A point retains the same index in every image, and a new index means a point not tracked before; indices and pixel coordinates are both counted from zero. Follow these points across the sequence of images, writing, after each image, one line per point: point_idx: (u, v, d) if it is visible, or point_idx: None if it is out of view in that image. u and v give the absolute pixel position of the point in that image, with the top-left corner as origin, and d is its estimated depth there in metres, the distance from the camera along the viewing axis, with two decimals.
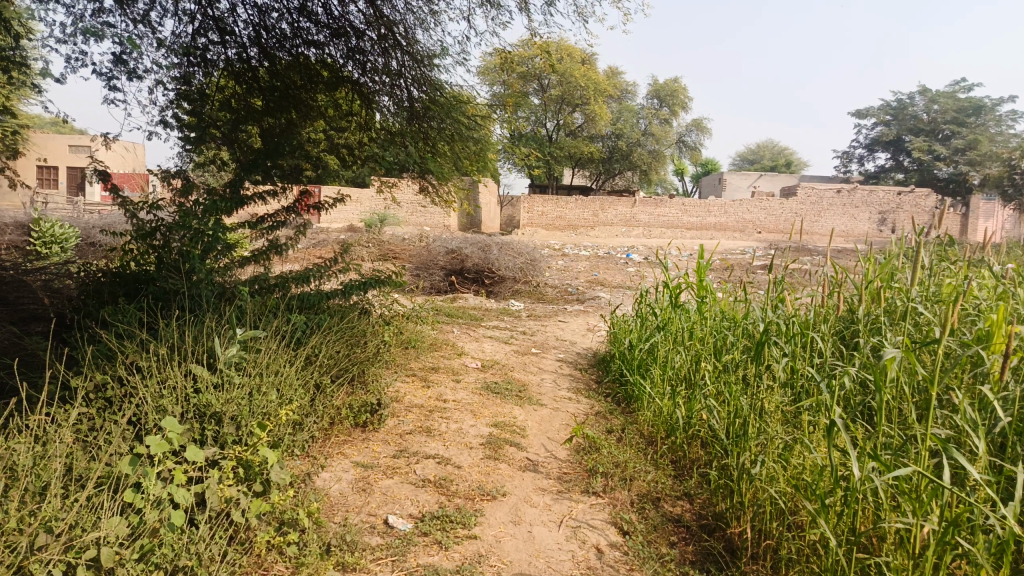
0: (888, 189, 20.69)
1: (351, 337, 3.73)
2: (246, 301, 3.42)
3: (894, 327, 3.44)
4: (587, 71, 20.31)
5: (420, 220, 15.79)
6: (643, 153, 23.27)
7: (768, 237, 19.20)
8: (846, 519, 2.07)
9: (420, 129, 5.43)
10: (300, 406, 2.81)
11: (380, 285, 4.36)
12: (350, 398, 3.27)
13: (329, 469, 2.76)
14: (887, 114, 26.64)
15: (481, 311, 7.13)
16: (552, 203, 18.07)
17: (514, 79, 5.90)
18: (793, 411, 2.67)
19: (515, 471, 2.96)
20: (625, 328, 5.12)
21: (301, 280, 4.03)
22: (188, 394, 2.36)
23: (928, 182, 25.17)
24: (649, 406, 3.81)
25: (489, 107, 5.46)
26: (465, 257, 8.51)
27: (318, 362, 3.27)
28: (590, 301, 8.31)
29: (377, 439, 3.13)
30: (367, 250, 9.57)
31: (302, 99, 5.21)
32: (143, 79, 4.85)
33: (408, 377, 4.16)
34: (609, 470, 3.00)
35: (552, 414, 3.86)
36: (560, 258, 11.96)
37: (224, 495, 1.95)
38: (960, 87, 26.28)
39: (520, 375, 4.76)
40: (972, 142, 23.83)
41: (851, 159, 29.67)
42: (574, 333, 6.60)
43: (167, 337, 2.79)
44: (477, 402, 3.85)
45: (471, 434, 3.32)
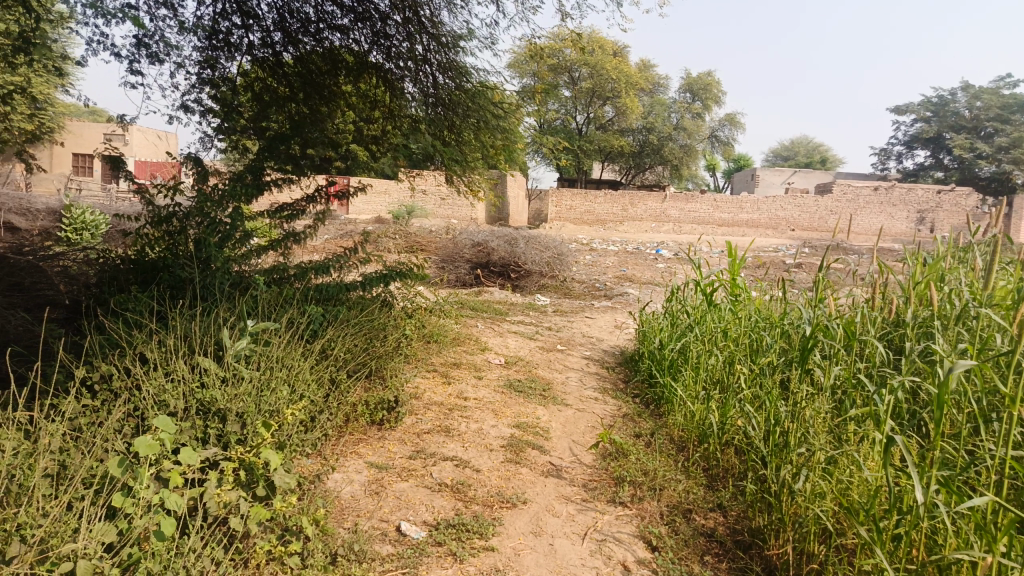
0: (928, 187, 20.09)
1: (370, 330, 3.59)
2: (262, 291, 3.30)
3: (946, 332, 3.21)
4: (619, 64, 20.02)
5: (447, 213, 15.65)
6: (675, 148, 22.90)
7: (803, 235, 18.76)
8: (903, 547, 1.89)
9: (447, 118, 5.29)
10: (312, 403, 2.68)
11: (402, 277, 4.21)
12: (367, 395, 3.13)
13: (342, 469, 2.63)
14: (928, 110, 25.91)
15: (505, 306, 6.97)
16: (581, 198, 17.84)
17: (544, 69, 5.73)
18: (839, 421, 2.48)
19: (537, 476, 2.79)
20: (654, 325, 4.93)
21: (320, 270, 3.91)
22: (192, 389, 2.24)
23: (969, 181, 24.43)
24: (680, 409, 3.62)
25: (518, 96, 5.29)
26: (491, 250, 8.34)
27: (334, 356, 3.13)
28: (618, 297, 8.11)
29: (393, 439, 2.98)
30: (392, 242, 9.47)
31: (326, 85, 5.12)
32: (166, 63, 4.75)
33: (429, 372, 4.02)
34: (638, 479, 2.82)
35: (577, 416, 3.68)
36: (588, 253, 11.75)
37: (222, 500, 1.81)
38: (1006, 83, 25.43)
39: (544, 373, 4.59)
40: (1017, 140, 23.04)
41: (889, 156, 28.96)
42: (601, 330, 6.42)
43: (175, 328, 2.68)
44: (500, 401, 3.69)
45: (492, 435, 3.16)
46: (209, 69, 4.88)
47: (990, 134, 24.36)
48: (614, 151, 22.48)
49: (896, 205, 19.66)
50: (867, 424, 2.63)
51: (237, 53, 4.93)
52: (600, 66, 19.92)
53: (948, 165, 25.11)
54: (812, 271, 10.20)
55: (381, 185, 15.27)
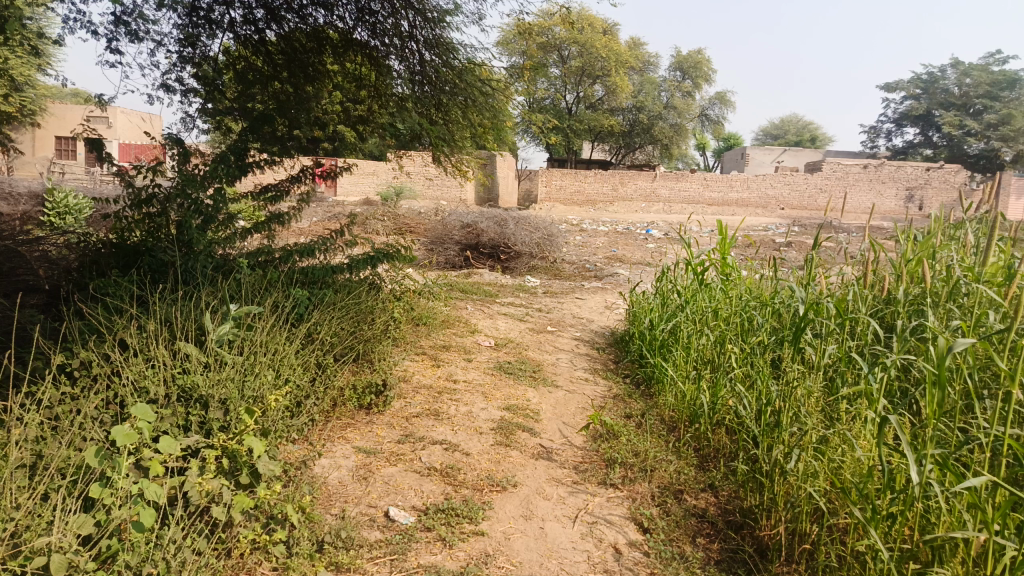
0: (917, 165, 20.10)
1: (357, 313, 3.54)
2: (245, 275, 3.25)
3: (937, 310, 3.19)
4: (609, 42, 19.85)
5: (436, 194, 15.54)
6: (665, 127, 22.78)
7: (792, 214, 18.75)
8: (897, 527, 1.87)
9: (435, 98, 5.20)
10: (298, 388, 2.64)
11: (389, 259, 4.16)
12: (354, 379, 3.09)
13: (329, 455, 2.59)
14: (917, 87, 25.86)
15: (495, 287, 6.92)
16: (571, 178, 17.75)
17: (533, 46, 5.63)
18: (831, 400, 2.45)
19: (527, 459, 2.77)
20: (645, 306, 4.90)
21: (306, 252, 3.85)
22: (172, 375, 2.19)
23: (958, 158, 24.46)
24: (671, 389, 3.59)
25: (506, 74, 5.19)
26: (481, 231, 8.27)
27: (320, 340, 3.09)
28: (609, 278, 8.07)
29: (382, 423, 2.94)
30: (381, 224, 9.39)
31: (311, 63, 5.06)
32: (145, 41, 4.63)
33: (418, 355, 3.98)
34: (629, 460, 2.80)
35: (568, 397, 3.66)
36: (578, 234, 11.68)
37: (203, 488, 1.77)
38: (995, 60, 25.38)
39: (535, 354, 4.56)
40: (1006, 117, 23.06)
41: (879, 134, 28.95)
42: (592, 311, 6.39)
43: (156, 312, 2.62)
44: (490, 383, 3.66)
45: (482, 418, 3.12)
46: (190, 47, 4.78)
47: (979, 111, 24.35)
48: (604, 131, 22.35)
49: (885, 183, 19.67)
50: (860, 403, 2.61)
51: (219, 30, 4.79)
52: (590, 45, 19.75)
53: (937, 143, 25.12)
54: (802, 249, 10.18)
55: (369, 167, 15.13)
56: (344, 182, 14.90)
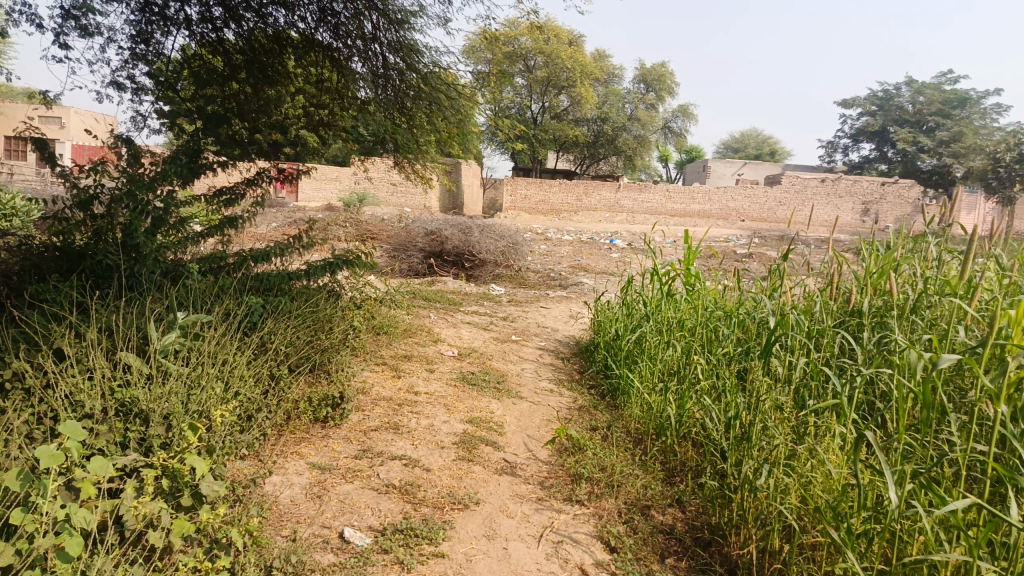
0: (873, 179, 20.55)
1: (314, 322, 3.41)
2: (196, 281, 3.09)
3: (902, 321, 3.17)
4: (575, 52, 20.15)
5: (400, 201, 15.38)
6: (629, 138, 22.94)
7: (753, 226, 19.00)
8: (874, 548, 1.81)
9: (398, 102, 5.10)
10: (249, 401, 2.50)
11: (349, 265, 4.03)
12: (310, 391, 2.95)
13: (281, 471, 2.45)
14: (873, 104, 26.50)
15: (459, 296, 6.81)
16: (535, 186, 17.76)
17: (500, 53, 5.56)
18: (801, 414, 2.40)
19: (490, 475, 2.66)
20: (610, 316, 4.84)
21: (261, 258, 3.70)
22: (110, 387, 2.04)
23: (912, 173, 25.08)
24: (637, 401, 3.52)
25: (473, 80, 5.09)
26: (445, 239, 8.16)
27: (274, 350, 2.95)
28: (574, 287, 8.02)
29: (338, 437, 2.81)
30: (343, 231, 9.22)
31: (269, 64, 4.91)
32: (95, 36, 4.44)
33: (378, 366, 3.85)
34: (595, 475, 2.71)
35: (532, 409, 3.57)
36: (543, 243, 11.64)
37: (140, 512, 1.64)
38: (947, 79, 26.13)
39: (499, 364, 4.46)
40: (957, 134, 23.76)
41: (836, 149, 29.61)
42: (557, 320, 6.31)
43: (96, 320, 2.46)
44: (453, 395, 3.55)
45: (443, 431, 3.01)
46: (143, 44, 4.60)
47: (932, 129, 25.04)
48: (569, 141, 22.43)
49: (842, 197, 20.07)
50: (828, 416, 2.57)
51: (174, 27, 4.60)
52: (555, 55, 19.87)
53: (892, 158, 25.76)
54: (764, 261, 10.27)
55: (331, 172, 14.92)
56: (306, 187, 14.70)
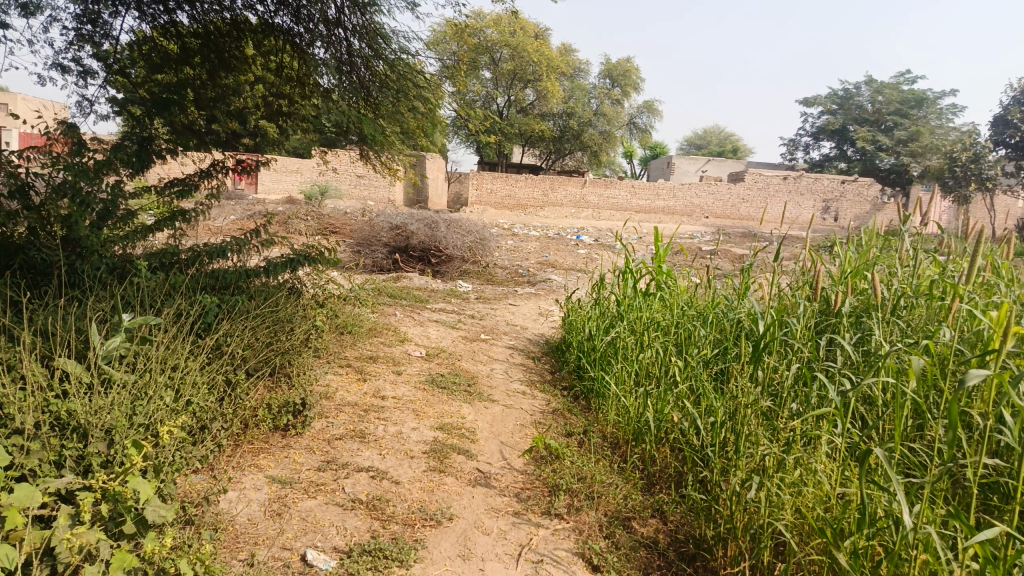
0: (834, 177, 20.81)
1: (274, 323, 3.21)
2: (145, 280, 2.88)
3: (884, 323, 3.10)
4: (541, 46, 20.12)
5: (364, 194, 15.08)
6: (595, 134, 22.88)
7: (717, 222, 19.10)
8: (877, 570, 1.71)
9: (363, 92, 4.89)
10: (202, 411, 2.31)
11: (312, 262, 3.82)
12: (269, 397, 2.76)
13: (237, 487, 2.26)
14: (833, 103, 26.88)
15: (425, 292, 6.62)
16: (501, 181, 17.60)
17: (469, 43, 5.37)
18: (790, 422, 2.30)
19: (463, 487, 2.51)
20: (582, 315, 4.71)
21: (217, 254, 3.48)
22: (44, 398, 1.84)
23: (870, 172, 25.48)
24: (612, 405, 3.40)
25: (441, 70, 4.90)
26: (410, 234, 7.95)
27: (231, 354, 2.75)
28: (542, 284, 7.88)
29: (300, 447, 2.63)
30: (305, 224, 8.96)
31: (227, 49, 4.66)
32: (36, 15, 4.15)
33: (342, 368, 3.66)
34: (573, 486, 2.57)
35: (505, 413, 3.42)
36: (509, 238, 11.48)
37: (75, 544, 1.45)
38: (905, 79, 26.58)
39: (468, 365, 4.30)
40: (914, 134, 24.21)
41: (798, 147, 30.02)
42: (526, 318, 6.17)
43: (32, 323, 2.24)
44: (421, 399, 3.38)
45: (413, 439, 2.85)
46: (90, 24, 4.32)
47: (890, 128, 25.48)
48: (534, 135, 22.29)
49: (804, 195, 20.32)
50: (816, 423, 2.47)
51: (123, 8, 4.33)
52: (521, 48, 19.75)
53: (851, 157, 26.17)
54: (730, 258, 10.25)
55: (292, 164, 14.56)
56: (266, 179, 14.34)
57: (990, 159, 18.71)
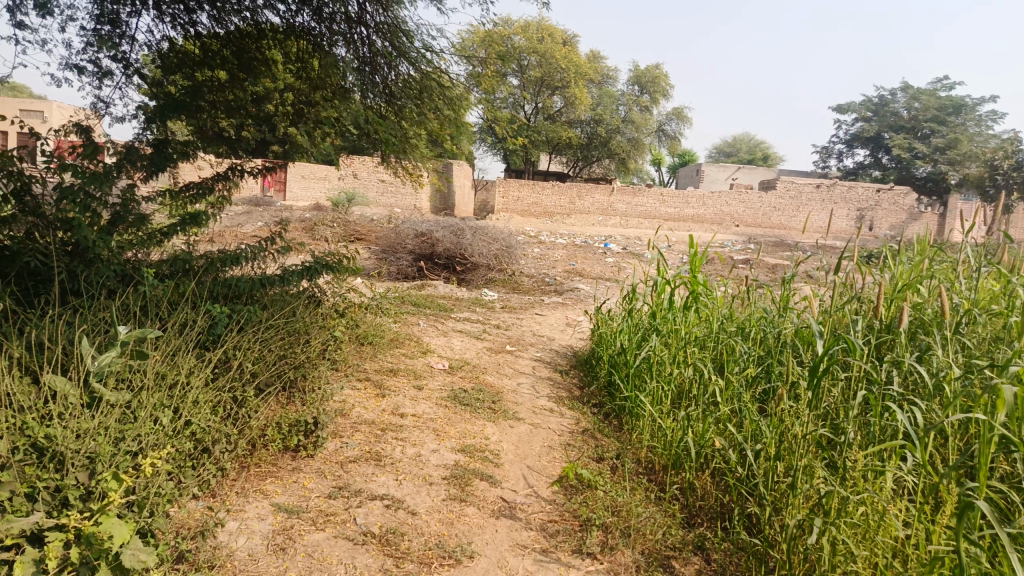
0: (869, 185, 20.28)
1: (288, 334, 3.03)
2: (152, 289, 2.72)
3: (949, 342, 2.82)
4: (569, 53, 19.97)
5: (390, 201, 14.97)
6: (623, 141, 22.60)
7: (747, 231, 18.68)
8: None
9: (386, 93, 4.71)
10: (203, 432, 2.12)
11: (330, 270, 3.64)
12: (280, 415, 2.57)
13: (238, 517, 2.07)
14: (868, 110, 26.31)
15: (450, 301, 6.42)
16: (528, 188, 17.39)
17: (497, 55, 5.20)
18: (853, 455, 2.05)
19: (486, 519, 2.29)
20: (612, 328, 4.47)
21: (230, 261, 3.31)
22: (24, 420, 1.67)
23: (906, 181, 24.78)
24: (648, 426, 3.16)
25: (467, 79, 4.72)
26: (435, 241, 7.75)
27: (239, 368, 2.56)
28: (570, 294, 7.64)
29: (310, 471, 2.43)
30: (330, 232, 8.84)
31: (248, 49, 4.52)
32: (52, 14, 4.04)
33: (359, 382, 3.46)
34: (608, 519, 2.33)
35: (531, 433, 3.19)
36: (535, 246, 11.25)
37: None
38: (943, 86, 25.87)
39: (493, 379, 4.08)
40: (953, 141, 23.53)
41: (830, 155, 29.42)
42: (553, 329, 5.93)
43: (22, 335, 2.08)
44: (443, 417, 3.16)
45: (432, 463, 2.63)
46: (109, 25, 4.21)
47: (927, 136, 24.83)
48: (562, 143, 22.08)
49: (837, 203, 19.82)
50: (880, 456, 2.21)
51: (142, 7, 4.20)
52: (549, 54, 19.61)
53: (886, 165, 25.54)
54: (763, 269, 9.88)
55: (319, 170, 14.51)
56: (293, 186, 14.32)
57: None
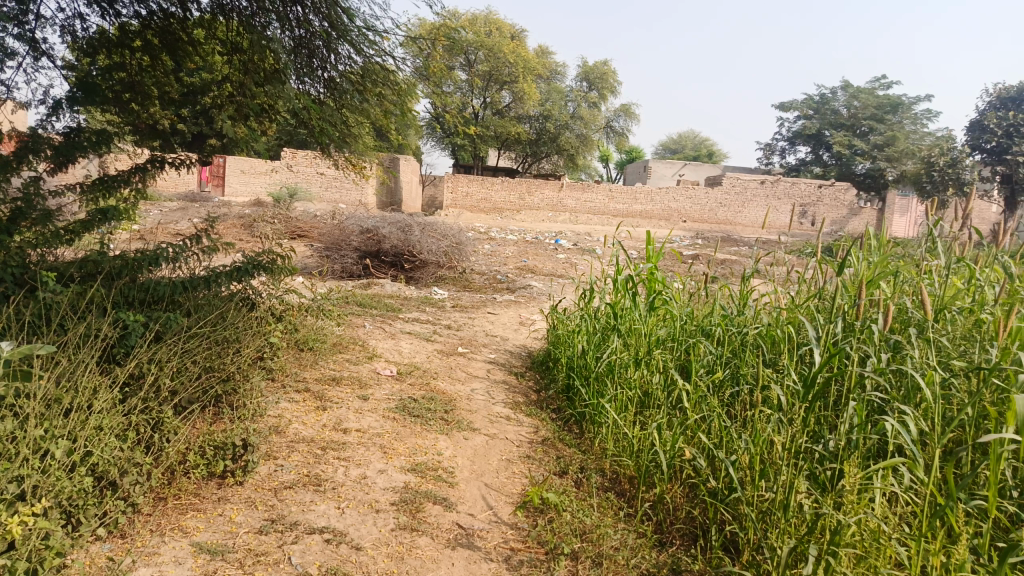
0: (811, 182, 20.63)
1: (215, 343, 2.72)
2: (52, 296, 2.37)
3: (925, 341, 2.68)
4: (516, 48, 19.72)
5: (334, 196, 14.51)
6: (572, 137, 22.47)
7: (695, 227, 18.79)
8: None
9: (325, 79, 4.33)
10: (107, 464, 1.82)
11: (263, 269, 3.32)
12: (204, 437, 2.27)
13: (151, 563, 1.77)
14: (809, 108, 26.81)
15: (397, 301, 6.11)
16: (477, 184, 17.09)
17: (446, 46, 4.92)
18: (845, 473, 1.87)
19: (441, 551, 2.04)
20: (569, 328, 4.25)
21: (149, 262, 2.97)
22: None
23: (847, 177, 25.35)
24: (611, 435, 2.95)
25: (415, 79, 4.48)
26: (382, 237, 7.41)
27: (155, 385, 2.25)
28: (522, 291, 7.41)
29: (238, 501, 2.13)
30: (270, 228, 8.41)
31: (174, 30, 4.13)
32: None
33: (298, 392, 3.16)
34: (576, 547, 2.11)
35: (487, 446, 2.95)
36: (484, 242, 10.98)
37: None
38: (880, 84, 26.52)
39: (444, 384, 3.82)
40: (890, 139, 24.15)
41: (773, 152, 29.96)
42: (506, 328, 5.70)
43: None
44: (390, 432, 2.89)
45: (379, 486, 2.36)
46: None
47: (866, 133, 25.43)
48: (510, 138, 21.84)
49: (782, 199, 20.11)
50: (868, 473, 2.03)
51: None
52: (496, 48, 19.31)
53: (827, 161, 26.08)
54: (714, 265, 9.83)
55: (259, 165, 13.96)
56: (233, 181, 13.76)
57: (966, 163, 18.62)
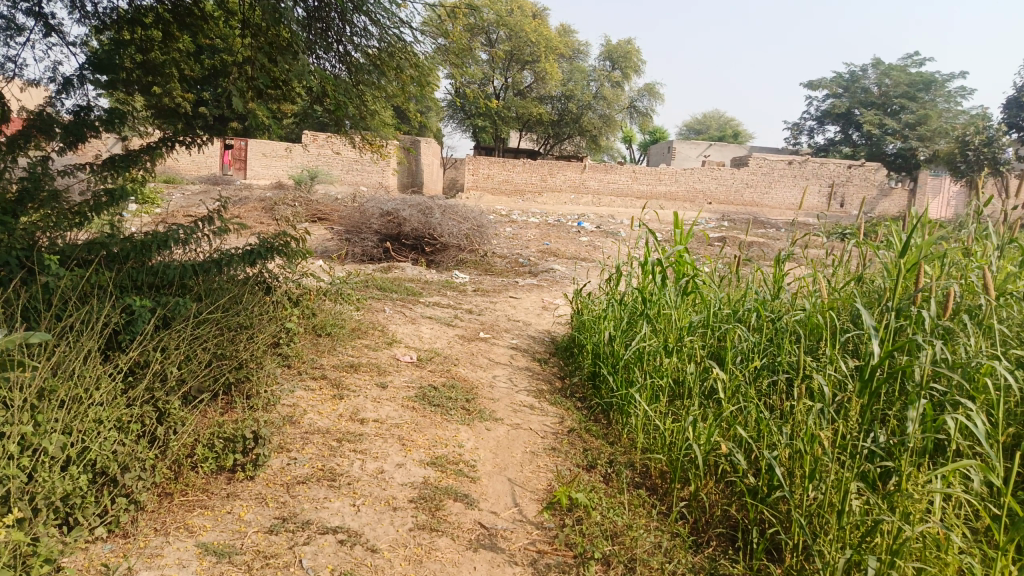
0: (841, 162, 20.13)
1: (226, 329, 2.60)
2: (55, 280, 2.27)
3: (982, 329, 2.48)
4: (537, 26, 19.37)
5: (355, 179, 14.40)
6: (594, 118, 22.12)
7: (720, 208, 18.43)
8: None
9: (340, 53, 4.16)
10: (105, 459, 1.71)
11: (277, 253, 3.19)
12: (212, 429, 2.16)
13: (152, 566, 1.66)
14: (839, 86, 26.15)
15: (418, 284, 5.98)
16: (498, 167, 16.86)
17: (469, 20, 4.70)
18: (903, 475, 1.70)
19: (462, 554, 1.91)
20: (594, 314, 4.08)
21: (159, 244, 2.85)
22: None
23: (877, 157, 24.73)
24: (642, 426, 2.79)
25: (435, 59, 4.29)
26: (402, 220, 7.27)
27: (160, 374, 2.14)
28: (545, 275, 7.24)
29: (248, 497, 2.02)
30: (290, 211, 8.31)
31: None
32: None
33: (315, 380, 3.04)
34: (607, 551, 1.96)
35: (511, 437, 2.81)
36: (506, 225, 10.81)
37: None
38: (913, 61, 25.78)
39: (465, 371, 3.69)
40: (923, 117, 23.49)
41: (800, 132, 29.34)
42: (529, 313, 5.54)
43: None
44: (409, 423, 2.75)
45: (397, 482, 2.24)
46: None
47: (897, 112, 24.76)
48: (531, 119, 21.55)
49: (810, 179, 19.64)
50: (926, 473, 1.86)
51: None
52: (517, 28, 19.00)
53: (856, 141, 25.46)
54: (741, 248, 9.57)
55: (279, 147, 13.85)
56: (254, 164, 13.70)
57: (1004, 142, 18.00)
